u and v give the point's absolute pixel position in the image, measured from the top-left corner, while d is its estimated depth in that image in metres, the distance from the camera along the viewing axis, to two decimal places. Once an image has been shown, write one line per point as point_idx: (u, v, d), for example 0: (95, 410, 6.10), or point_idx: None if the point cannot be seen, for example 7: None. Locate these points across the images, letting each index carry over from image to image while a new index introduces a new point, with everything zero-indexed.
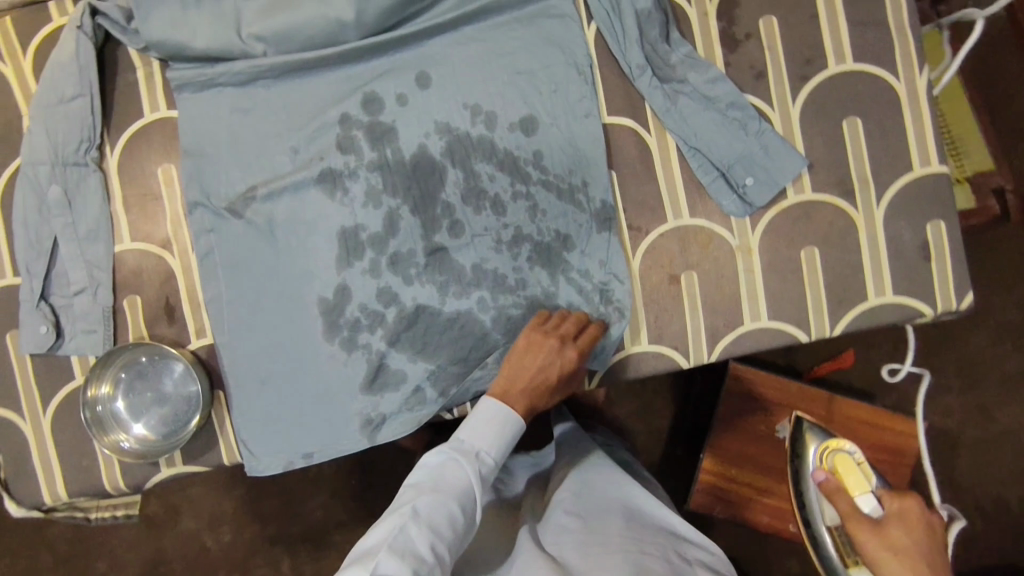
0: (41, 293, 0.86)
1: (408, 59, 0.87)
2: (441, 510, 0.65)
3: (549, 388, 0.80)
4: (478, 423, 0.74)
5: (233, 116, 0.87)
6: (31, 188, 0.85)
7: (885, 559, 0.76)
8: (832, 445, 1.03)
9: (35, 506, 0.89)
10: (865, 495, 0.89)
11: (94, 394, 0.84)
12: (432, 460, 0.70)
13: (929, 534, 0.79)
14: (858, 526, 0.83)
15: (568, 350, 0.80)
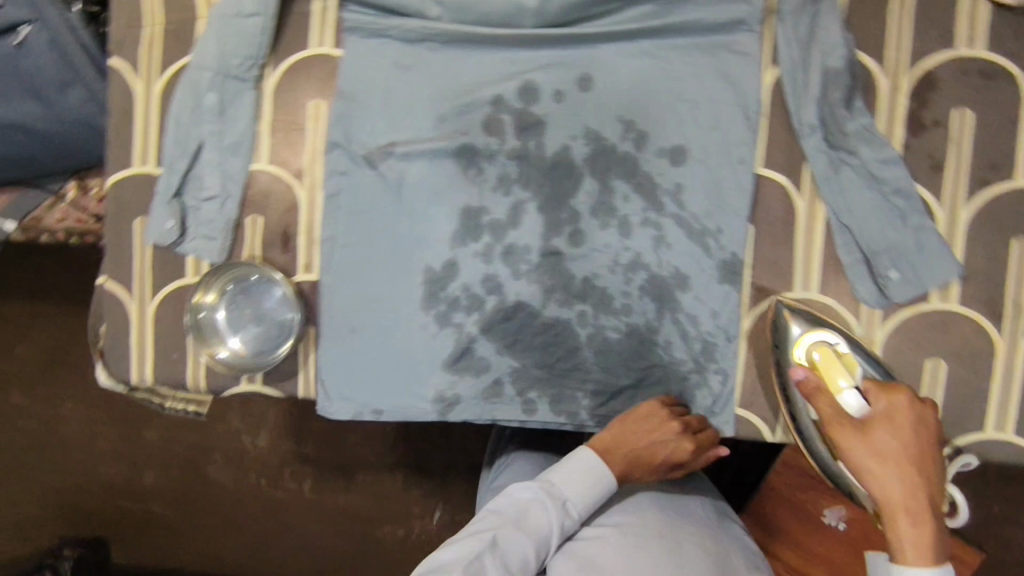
0: (176, 190, 0.90)
1: (576, 56, 0.85)
2: (507, 550, 0.75)
3: (651, 460, 0.85)
4: (573, 474, 0.81)
5: (392, 69, 0.87)
6: (191, 90, 0.87)
7: (888, 462, 0.67)
8: (803, 344, 0.80)
9: (121, 382, 0.95)
10: (851, 388, 0.72)
11: (200, 299, 0.88)
12: (514, 495, 0.80)
13: (925, 455, 0.68)
14: (840, 437, 0.70)
15: (684, 437, 0.83)
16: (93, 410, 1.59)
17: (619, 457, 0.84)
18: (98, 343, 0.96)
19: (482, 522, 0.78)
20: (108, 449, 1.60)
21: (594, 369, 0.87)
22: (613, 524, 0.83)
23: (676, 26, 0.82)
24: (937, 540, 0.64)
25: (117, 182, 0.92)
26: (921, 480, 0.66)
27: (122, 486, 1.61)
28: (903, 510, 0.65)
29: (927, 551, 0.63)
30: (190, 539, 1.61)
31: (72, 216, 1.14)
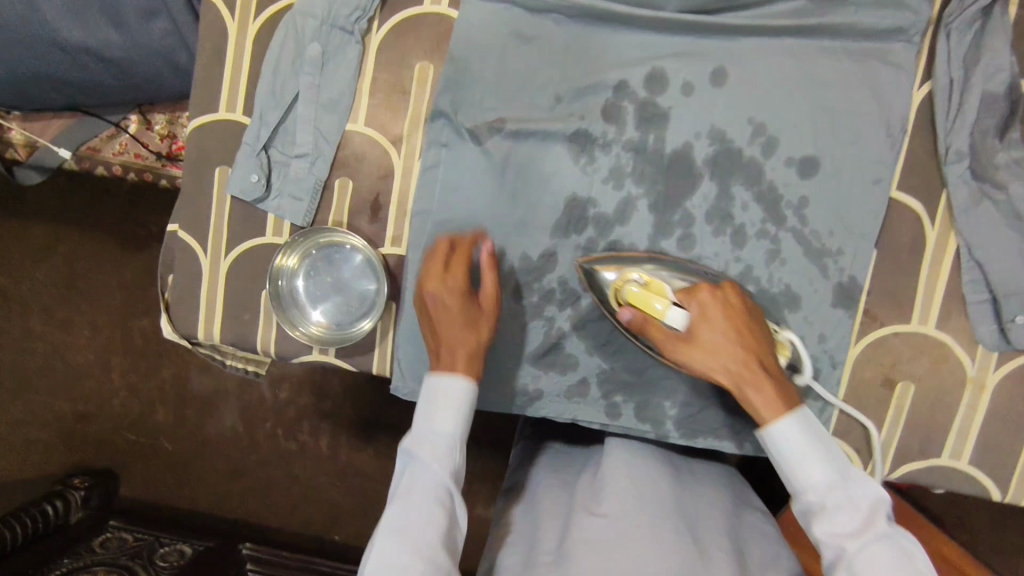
0: (265, 143, 0.84)
1: (712, 48, 0.79)
2: (441, 488, 0.70)
3: (469, 307, 0.77)
4: (429, 414, 0.73)
5: (510, 39, 0.81)
6: (294, 37, 0.81)
7: (718, 352, 0.71)
8: (620, 282, 0.78)
9: (185, 337, 0.91)
10: (673, 306, 0.73)
11: (280, 266, 0.83)
12: (422, 459, 0.71)
13: (743, 320, 0.73)
14: (684, 356, 0.72)
15: (464, 321, 0.76)
16: (110, 342, 1.55)
17: (477, 359, 0.75)
18: (164, 293, 0.91)
19: (413, 480, 0.71)
20: (122, 384, 1.56)
21: (686, 381, 0.84)
22: (619, 480, 0.77)
23: (828, 28, 0.76)
24: (784, 392, 0.70)
25: (200, 126, 0.86)
26: (750, 351, 0.71)
27: (133, 420, 1.57)
28: (756, 382, 0.70)
29: (783, 403, 0.69)
30: (198, 482, 1.58)
31: (130, 151, 1.09)
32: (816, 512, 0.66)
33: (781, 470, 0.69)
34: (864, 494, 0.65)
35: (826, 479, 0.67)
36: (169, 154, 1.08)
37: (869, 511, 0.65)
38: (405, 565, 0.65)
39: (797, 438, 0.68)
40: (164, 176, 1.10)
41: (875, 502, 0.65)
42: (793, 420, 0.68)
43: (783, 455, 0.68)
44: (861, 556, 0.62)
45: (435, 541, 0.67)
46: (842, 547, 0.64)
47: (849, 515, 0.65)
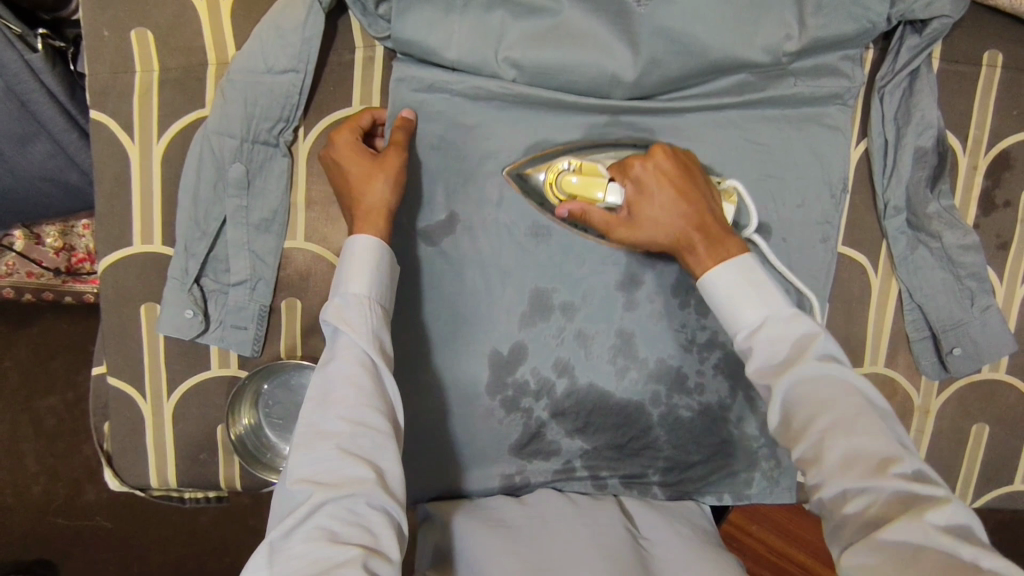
0: (196, 276, 0.76)
1: (661, 126, 0.77)
2: (367, 357, 0.62)
3: (372, 167, 0.71)
4: (343, 274, 0.66)
5: (452, 135, 0.77)
6: (211, 159, 0.73)
7: (656, 223, 0.69)
8: (552, 176, 0.75)
9: (136, 486, 0.83)
10: (612, 189, 0.70)
11: (234, 425, 0.78)
12: (338, 327, 0.63)
13: (687, 183, 0.69)
14: (624, 237, 0.70)
15: (362, 176, 0.70)
16: (15, 427, 1.33)
17: (381, 217, 0.69)
18: (102, 443, 0.83)
19: (333, 355, 0.63)
20: (38, 467, 1.34)
21: (665, 448, 0.85)
22: (560, 514, 0.78)
23: (771, 99, 0.76)
24: (721, 246, 0.66)
25: (114, 262, 0.77)
26: (690, 208, 0.68)
27: (60, 505, 1.33)
28: (692, 242, 0.67)
29: (717, 252, 0.66)
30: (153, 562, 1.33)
31: (21, 270, 0.96)
32: (747, 351, 0.63)
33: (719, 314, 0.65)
34: (793, 327, 0.61)
35: (760, 317, 0.62)
36: (69, 269, 0.96)
37: (800, 344, 0.60)
38: (333, 429, 0.59)
39: (734, 282, 0.64)
40: (68, 292, 0.98)
41: (808, 335, 0.60)
42: (730, 266, 0.65)
43: (718, 299, 0.65)
44: (790, 390, 0.59)
45: (364, 400, 0.60)
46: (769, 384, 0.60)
47: (781, 345, 0.61)
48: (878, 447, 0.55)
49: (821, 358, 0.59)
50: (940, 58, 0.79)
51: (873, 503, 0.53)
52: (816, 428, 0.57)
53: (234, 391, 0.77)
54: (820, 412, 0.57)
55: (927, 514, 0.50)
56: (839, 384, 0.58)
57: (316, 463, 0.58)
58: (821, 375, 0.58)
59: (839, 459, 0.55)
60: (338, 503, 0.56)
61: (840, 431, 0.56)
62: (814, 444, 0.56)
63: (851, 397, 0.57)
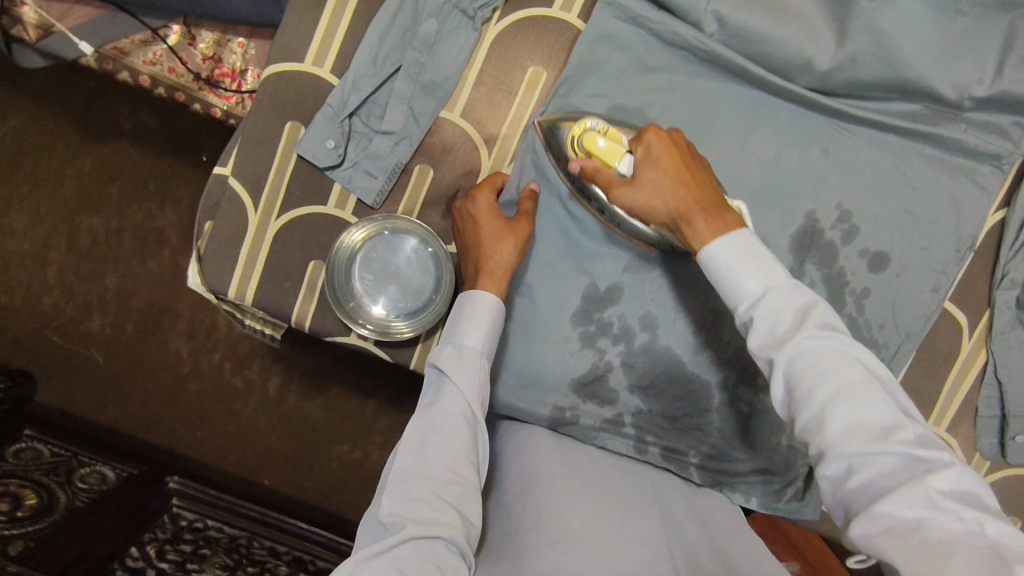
0: (351, 111, 0.78)
1: (825, 127, 0.80)
2: (469, 411, 0.67)
3: (504, 231, 0.75)
4: (458, 325, 0.71)
5: (633, 67, 0.79)
6: (411, 7, 0.76)
7: (655, 188, 0.68)
8: (577, 130, 0.74)
9: (212, 291, 0.85)
10: (626, 159, 0.71)
11: (333, 257, 0.79)
12: (448, 375, 0.68)
13: (688, 164, 0.69)
14: (622, 196, 0.70)
15: (493, 235, 0.75)
16: (48, 233, 1.32)
17: (500, 280, 0.74)
18: (199, 240, 0.84)
19: (436, 399, 0.68)
20: (56, 281, 1.33)
21: (714, 435, 0.86)
22: (607, 483, 0.78)
23: (937, 136, 0.79)
24: (721, 217, 0.66)
25: (279, 72, 0.79)
26: (688, 189, 0.67)
27: (64, 324, 1.33)
28: (692, 215, 0.66)
29: (719, 221, 0.65)
30: (144, 411, 1.34)
31: (164, 64, 0.98)
32: (749, 323, 0.62)
33: (719, 288, 0.65)
34: (794, 297, 0.61)
35: (760, 289, 0.61)
36: (209, 78, 0.97)
37: (800, 315, 0.60)
38: (429, 472, 0.63)
39: (735, 255, 0.63)
40: (198, 100, 0.99)
41: (809, 305, 0.60)
42: (731, 238, 0.64)
43: (718, 271, 0.64)
44: (792, 362, 0.58)
45: (460, 450, 0.64)
46: (771, 358, 0.59)
47: (779, 312, 0.60)
48: (884, 418, 0.55)
49: (819, 329, 0.59)
50: None
51: (883, 470, 0.53)
52: (818, 398, 0.56)
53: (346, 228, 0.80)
54: (821, 382, 0.57)
55: (930, 478, 0.51)
56: (833, 355, 0.57)
57: (409, 499, 0.61)
58: (820, 347, 0.58)
59: (841, 427, 0.55)
60: (423, 542, 0.58)
61: (837, 404, 0.56)
62: (816, 415, 0.56)
63: (853, 365, 0.57)
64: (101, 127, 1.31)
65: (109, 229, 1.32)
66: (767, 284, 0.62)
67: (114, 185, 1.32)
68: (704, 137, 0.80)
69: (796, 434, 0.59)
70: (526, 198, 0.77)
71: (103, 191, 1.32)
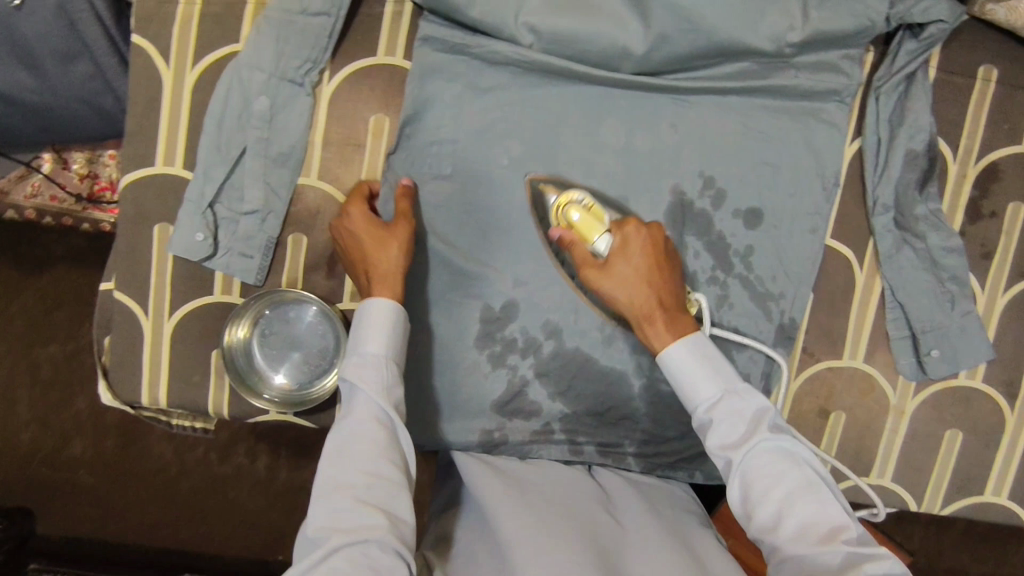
0: (211, 200, 0.80)
1: (665, 103, 0.82)
2: (382, 414, 0.68)
3: (385, 238, 0.75)
4: (360, 332, 0.71)
5: (467, 92, 0.81)
6: (239, 89, 0.78)
7: (626, 278, 0.73)
8: (563, 201, 0.77)
9: (128, 401, 0.86)
10: (603, 238, 0.74)
11: (227, 342, 0.80)
12: (355, 384, 0.68)
13: (659, 262, 0.74)
14: (594, 281, 0.74)
15: (375, 242, 0.74)
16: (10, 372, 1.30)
17: (393, 283, 0.74)
18: (101, 355, 0.86)
19: (349, 410, 0.69)
20: (29, 416, 1.30)
21: (643, 421, 0.87)
22: (560, 487, 0.81)
23: (771, 87, 0.81)
24: (677, 322, 0.73)
25: (136, 180, 0.81)
26: (650, 289, 0.72)
27: (48, 454, 1.30)
28: (653, 317, 0.72)
29: (672, 328, 0.72)
30: (130, 527, 1.29)
31: (44, 194, 1.00)
32: (707, 424, 0.69)
33: (681, 391, 0.72)
34: (751, 402, 0.69)
35: (718, 392, 0.69)
36: (90, 196, 1.00)
37: (754, 421, 0.68)
38: (350, 481, 0.64)
39: (693, 359, 0.70)
40: (85, 219, 1.02)
41: (762, 410, 0.69)
42: (688, 342, 0.71)
43: (683, 378, 0.71)
44: (747, 463, 0.66)
45: (377, 454, 0.65)
46: (729, 457, 0.67)
47: (737, 419, 0.68)
48: (827, 517, 0.63)
49: (772, 431, 0.67)
50: (937, 69, 0.84)
51: (826, 564, 0.60)
52: (772, 498, 0.64)
53: (233, 310, 0.81)
54: (772, 485, 0.65)
55: (865, 565, 0.58)
56: (785, 460, 0.66)
57: (334, 511, 0.63)
58: (774, 449, 0.66)
59: (796, 529, 0.63)
60: (353, 548, 0.61)
61: (791, 508, 0.64)
62: (770, 516, 0.64)
63: (798, 466, 0.66)
64: (39, 259, 1.31)
65: (68, 355, 1.31)
66: (723, 387, 0.70)
67: (62, 311, 1.31)
68: (553, 141, 0.82)
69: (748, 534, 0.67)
70: (402, 196, 0.78)
71: (52, 319, 1.31)
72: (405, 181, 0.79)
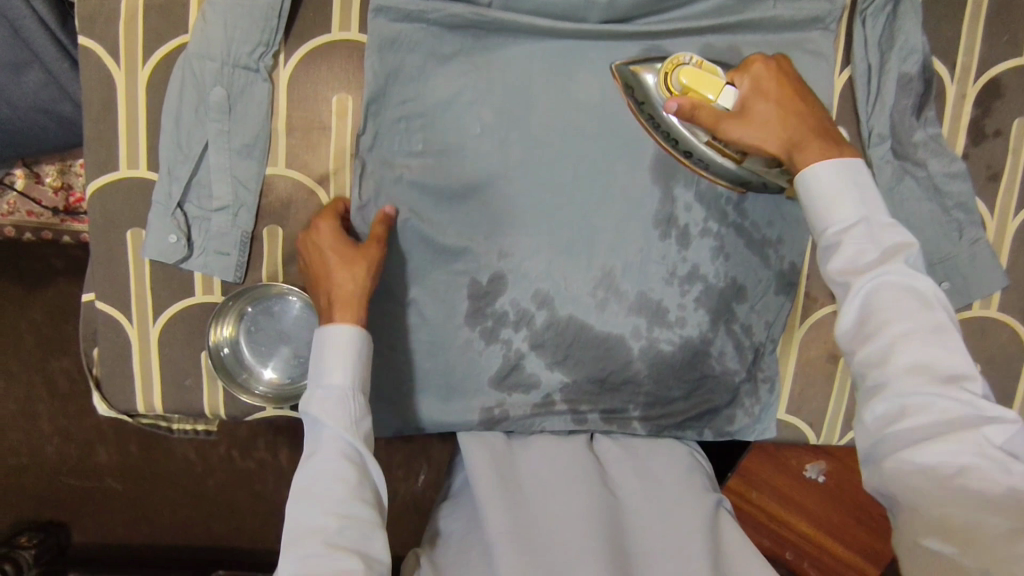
0: (179, 200, 0.78)
1: (638, 50, 0.78)
2: (351, 449, 0.66)
3: (349, 261, 0.73)
4: (321, 364, 0.69)
5: (429, 61, 0.77)
6: (192, 82, 0.75)
7: (765, 121, 0.66)
8: (670, 68, 0.71)
9: (124, 411, 0.85)
10: (725, 91, 0.67)
11: (213, 341, 0.79)
12: (321, 419, 0.66)
13: (791, 96, 0.66)
14: (731, 129, 0.66)
15: (339, 262, 0.73)
16: (28, 387, 1.23)
17: (357, 303, 0.72)
18: (92, 368, 0.85)
19: (316, 446, 0.67)
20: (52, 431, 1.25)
21: (646, 382, 0.83)
22: (555, 469, 0.77)
23: (748, 22, 0.76)
24: (834, 145, 0.62)
25: (101, 186, 0.79)
26: (792, 125, 0.64)
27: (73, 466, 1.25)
28: (805, 143, 0.63)
29: (826, 151, 0.62)
30: (155, 534, 1.26)
31: (21, 210, 0.99)
32: (834, 246, 0.58)
33: (804, 208, 0.62)
34: (890, 233, 0.58)
35: (860, 215, 0.58)
36: (67, 208, 0.99)
37: (892, 249, 0.57)
38: (320, 524, 0.63)
39: (834, 180, 0.59)
40: (66, 232, 1.02)
41: (902, 243, 0.57)
42: (837, 165, 0.60)
43: (812, 194, 0.60)
44: (876, 287, 0.56)
45: (348, 495, 0.64)
46: (851, 279, 0.57)
47: (870, 244, 0.57)
48: (954, 363, 0.53)
49: (910, 266, 0.56)
50: None
51: (942, 412, 0.52)
52: (892, 331, 0.54)
53: (216, 308, 0.78)
54: (898, 319, 0.54)
55: (985, 428, 0.51)
56: (922, 297, 0.55)
57: (305, 557, 0.61)
58: (908, 285, 0.55)
59: (911, 366, 0.54)
60: None
61: (913, 344, 0.54)
62: (888, 348, 0.54)
63: (934, 310, 0.55)
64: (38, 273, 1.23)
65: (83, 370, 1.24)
66: (863, 212, 0.58)
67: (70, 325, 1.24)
68: (524, 102, 0.78)
69: (852, 365, 0.57)
70: (381, 222, 0.77)
71: (60, 333, 1.24)
72: (388, 210, 0.78)
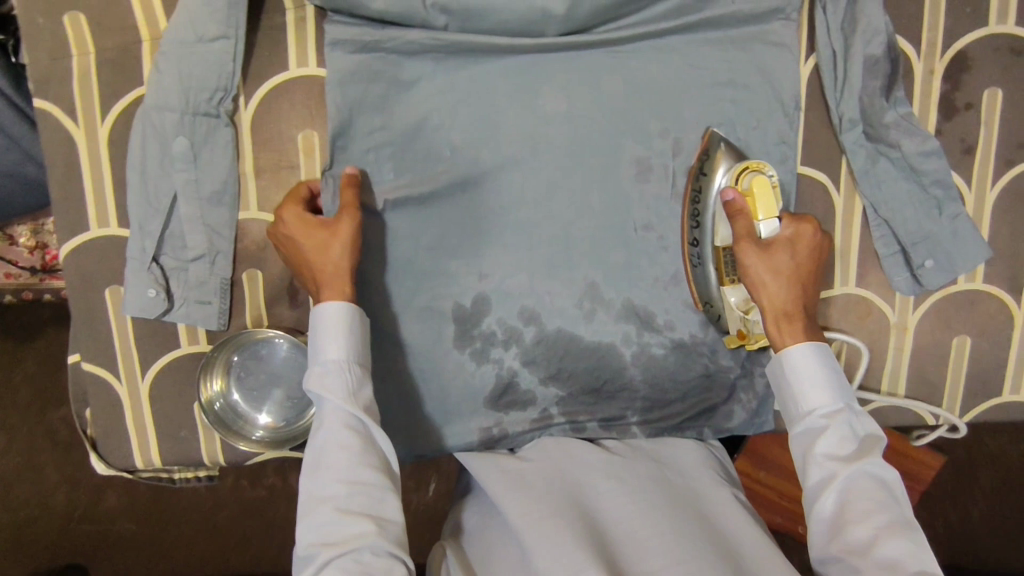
0: (154, 254, 0.77)
1: (603, 58, 0.78)
2: (356, 421, 0.66)
3: (329, 235, 0.71)
4: (316, 341, 0.68)
5: (391, 89, 0.77)
6: (154, 134, 0.74)
7: (783, 269, 0.70)
8: (754, 166, 0.74)
9: (123, 469, 0.85)
10: (772, 223, 0.71)
11: (204, 395, 0.78)
12: (319, 394, 0.66)
13: (808, 272, 0.71)
14: (749, 254, 0.69)
15: (317, 242, 0.71)
16: (29, 440, 1.23)
17: (347, 273, 0.71)
18: (86, 430, 0.84)
19: (319, 422, 0.67)
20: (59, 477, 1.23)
21: (641, 388, 0.83)
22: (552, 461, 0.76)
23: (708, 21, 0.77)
24: (814, 332, 0.70)
25: (75, 248, 0.78)
26: (797, 290, 0.70)
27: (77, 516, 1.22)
28: (796, 316, 0.69)
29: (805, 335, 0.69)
30: None
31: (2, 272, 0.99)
32: (818, 429, 0.66)
33: (783, 388, 0.69)
34: (866, 427, 0.66)
35: (840, 405, 0.66)
36: (45, 266, 0.98)
37: (866, 444, 0.65)
38: (331, 493, 0.64)
39: (817, 366, 0.67)
40: (47, 289, 1.00)
41: (872, 438, 0.65)
42: (819, 354, 0.68)
43: (796, 374, 0.68)
44: (851, 477, 0.63)
45: (355, 463, 0.64)
46: (834, 468, 0.64)
47: (849, 438, 0.65)
48: (919, 558, 0.59)
49: (879, 463, 0.64)
50: None
51: None
52: (866, 521, 0.61)
53: (202, 363, 0.78)
54: (871, 511, 0.61)
55: None
56: (882, 492, 0.63)
57: (317, 526, 0.62)
58: (877, 478, 0.63)
59: (886, 558, 0.59)
60: (342, 559, 0.60)
61: (889, 533, 0.60)
62: (866, 539, 0.60)
63: (899, 509, 0.62)
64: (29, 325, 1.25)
65: None
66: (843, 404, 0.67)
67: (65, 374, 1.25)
68: (491, 120, 0.77)
69: (828, 552, 0.62)
70: (347, 186, 0.74)
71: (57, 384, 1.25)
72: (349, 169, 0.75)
